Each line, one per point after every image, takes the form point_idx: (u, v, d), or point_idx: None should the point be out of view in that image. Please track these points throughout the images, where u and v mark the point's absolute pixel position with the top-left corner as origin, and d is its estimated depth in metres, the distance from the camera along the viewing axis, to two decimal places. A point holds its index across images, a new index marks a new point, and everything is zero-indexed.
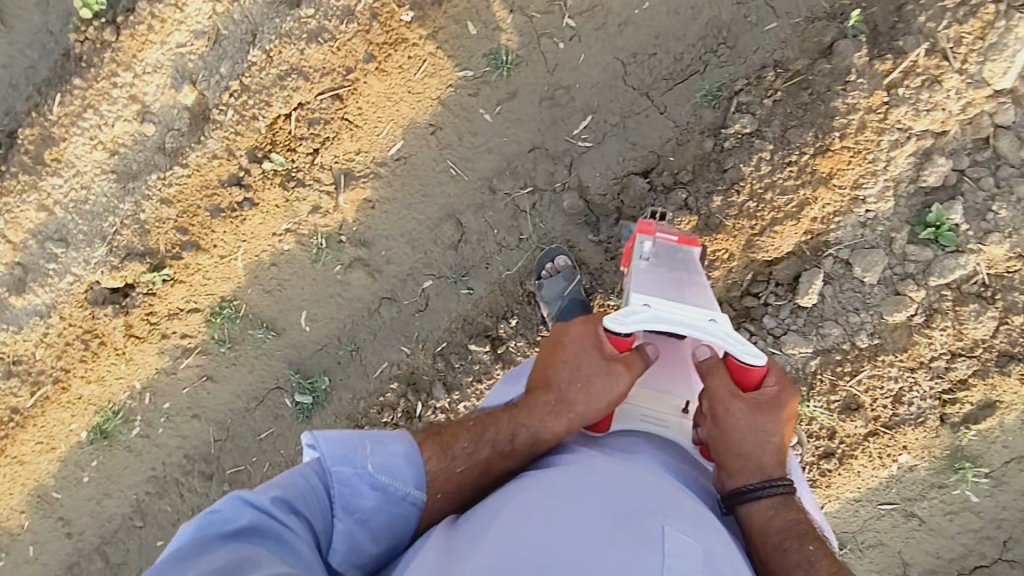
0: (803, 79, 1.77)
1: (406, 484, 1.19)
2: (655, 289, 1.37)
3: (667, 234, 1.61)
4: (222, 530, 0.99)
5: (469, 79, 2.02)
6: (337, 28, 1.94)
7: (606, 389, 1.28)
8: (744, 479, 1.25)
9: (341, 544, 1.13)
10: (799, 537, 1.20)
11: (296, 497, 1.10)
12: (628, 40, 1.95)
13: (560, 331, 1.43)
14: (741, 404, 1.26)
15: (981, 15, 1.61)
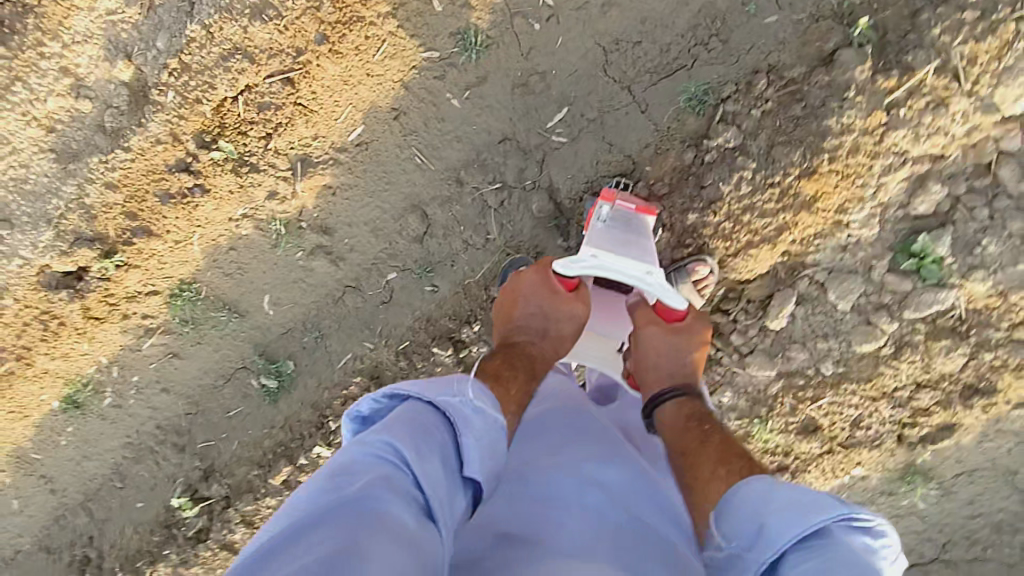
0: (798, 89, 1.61)
1: (495, 410, 1.12)
2: (607, 240, 1.53)
3: (625, 203, 1.64)
4: (338, 494, 0.89)
5: (435, 60, 1.84)
6: (282, 3, 1.79)
7: (573, 323, 1.56)
8: (659, 387, 1.51)
9: (471, 462, 1.04)
10: (699, 416, 1.42)
11: (410, 425, 1.01)
12: (612, 23, 1.75)
13: (514, 285, 1.61)
14: (655, 327, 1.55)
15: (1001, 34, 1.44)
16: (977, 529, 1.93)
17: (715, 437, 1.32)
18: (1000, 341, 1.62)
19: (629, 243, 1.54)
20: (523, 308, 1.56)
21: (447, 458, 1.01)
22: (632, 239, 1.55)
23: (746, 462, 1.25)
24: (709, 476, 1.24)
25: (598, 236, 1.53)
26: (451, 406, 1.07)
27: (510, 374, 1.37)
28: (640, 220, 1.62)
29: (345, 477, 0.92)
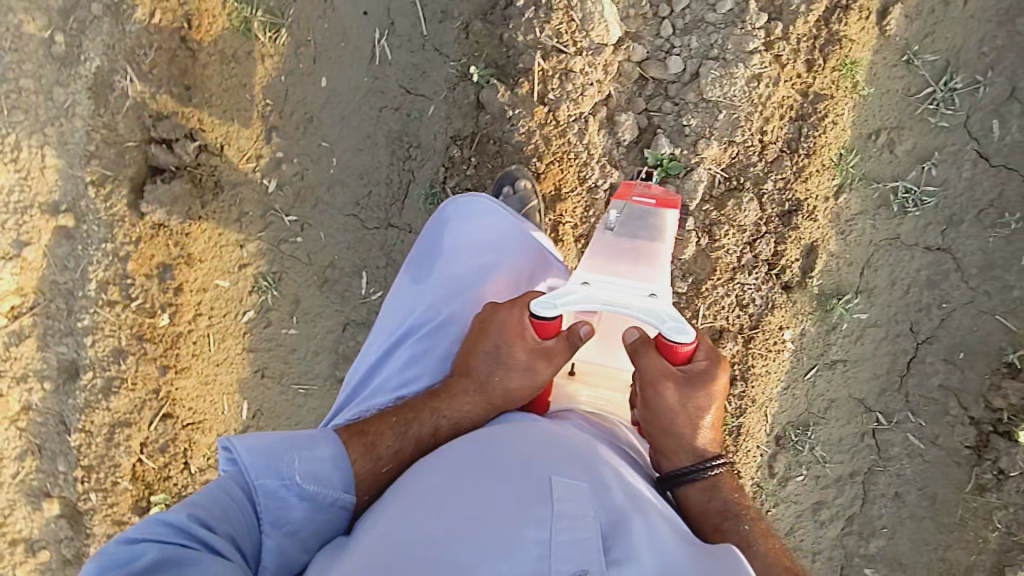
0: (482, 135, 1.88)
1: (333, 487, 1.21)
2: (606, 268, 1.38)
3: (642, 198, 1.56)
4: (130, 567, 1.00)
5: (256, 315, 2.14)
6: (118, 370, 2.03)
7: (525, 381, 1.30)
8: (679, 459, 1.32)
9: (273, 559, 1.17)
10: (735, 516, 1.27)
11: (213, 514, 1.12)
12: (343, 195, 2.10)
13: (487, 313, 1.39)
14: (672, 381, 1.29)
15: (558, 5, 1.74)
16: (921, 297, 2.00)
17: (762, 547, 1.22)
18: (766, 170, 1.83)
19: (628, 271, 1.37)
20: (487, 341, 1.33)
21: (243, 551, 1.14)
22: (637, 250, 1.45)
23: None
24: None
25: (599, 249, 1.45)
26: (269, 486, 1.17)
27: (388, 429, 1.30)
28: (658, 218, 1.54)
29: (141, 547, 1.03)
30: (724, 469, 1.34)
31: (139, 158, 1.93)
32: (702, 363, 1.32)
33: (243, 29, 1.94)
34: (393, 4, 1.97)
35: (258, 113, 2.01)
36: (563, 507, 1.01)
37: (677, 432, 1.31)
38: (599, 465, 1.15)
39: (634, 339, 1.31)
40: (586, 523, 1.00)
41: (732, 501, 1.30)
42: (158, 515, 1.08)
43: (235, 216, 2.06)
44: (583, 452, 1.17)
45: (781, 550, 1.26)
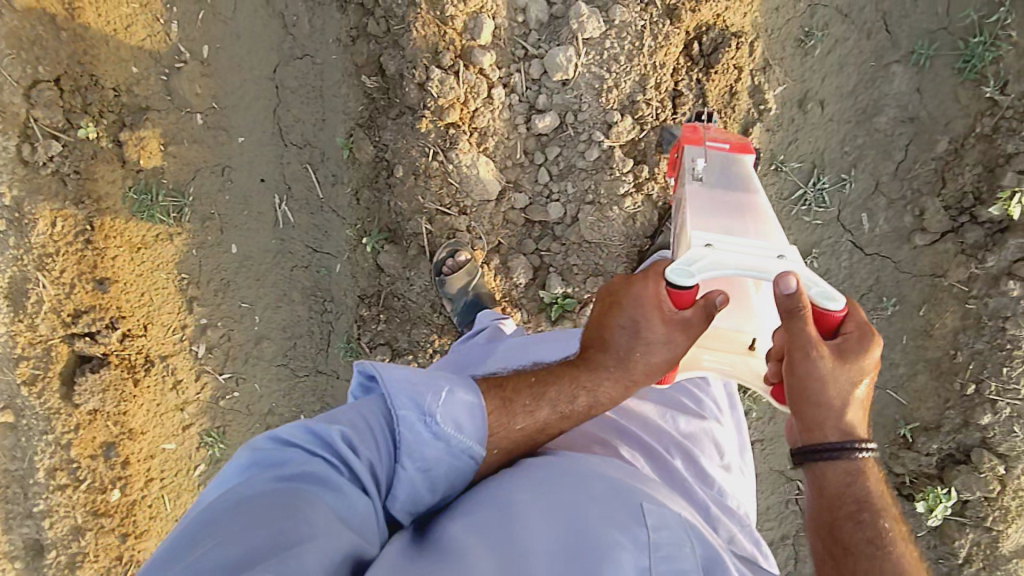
0: (387, 292, 1.98)
1: (466, 436, 1.18)
2: (720, 223, 1.45)
3: (717, 143, 1.65)
4: (278, 469, 1.07)
5: (207, 467, 2.25)
6: (79, 545, 2.15)
7: (665, 353, 1.31)
8: (822, 436, 1.18)
9: (402, 492, 1.16)
10: (871, 510, 1.15)
11: (359, 439, 1.13)
12: (271, 348, 2.21)
13: (618, 288, 1.36)
14: (825, 347, 1.14)
15: (434, 175, 1.83)
16: None
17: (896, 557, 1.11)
18: None
19: (737, 218, 1.49)
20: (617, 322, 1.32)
21: (380, 479, 1.14)
22: (733, 199, 1.57)
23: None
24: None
25: (699, 199, 1.55)
26: (409, 425, 1.15)
27: (531, 408, 1.29)
28: (739, 164, 1.64)
29: (289, 452, 1.09)
30: (872, 456, 1.18)
31: (66, 351, 2.02)
32: (853, 333, 1.19)
33: (146, 216, 2.01)
34: (287, 170, 2.06)
35: (175, 288, 2.10)
36: (657, 536, 1.06)
37: (823, 403, 1.16)
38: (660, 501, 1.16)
39: (793, 292, 1.11)
40: (683, 553, 1.05)
41: (875, 492, 1.17)
42: (305, 422, 1.15)
43: (170, 384, 2.16)
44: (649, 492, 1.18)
45: (915, 559, 1.14)
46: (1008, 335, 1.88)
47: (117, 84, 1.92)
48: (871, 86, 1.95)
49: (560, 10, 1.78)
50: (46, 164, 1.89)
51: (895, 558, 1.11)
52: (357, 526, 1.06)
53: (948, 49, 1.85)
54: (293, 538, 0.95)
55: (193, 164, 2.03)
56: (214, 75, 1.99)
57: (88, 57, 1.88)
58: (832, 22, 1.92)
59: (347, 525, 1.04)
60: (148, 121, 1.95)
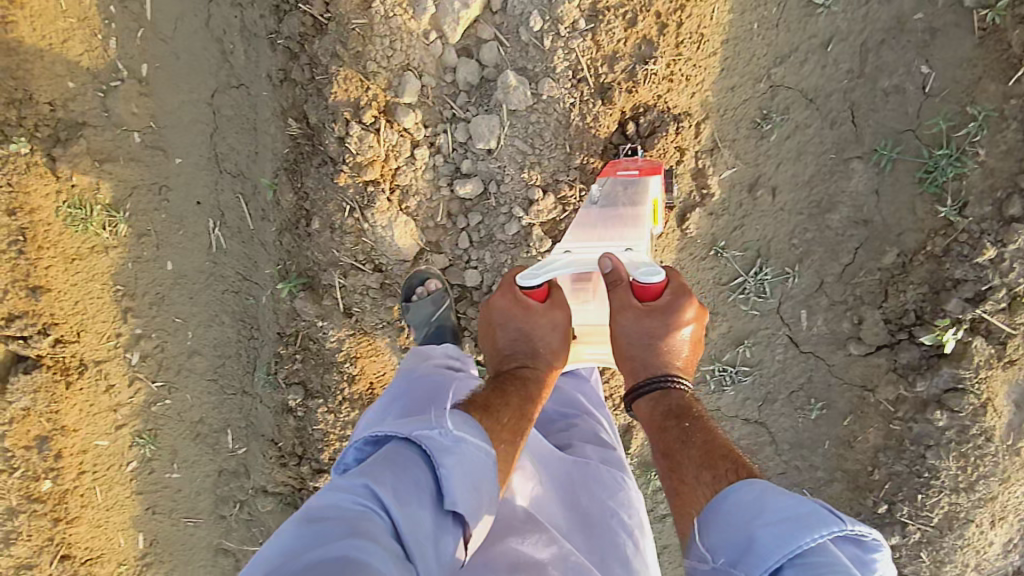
0: (303, 335, 1.98)
1: (477, 441, 1.06)
2: (591, 232, 1.48)
3: (627, 171, 1.60)
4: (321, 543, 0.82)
5: (139, 464, 2.35)
6: (13, 524, 2.28)
7: (557, 334, 1.37)
8: (637, 380, 1.35)
9: (456, 501, 0.98)
10: (677, 416, 1.26)
11: (391, 476, 0.95)
12: (202, 363, 2.25)
13: (486, 312, 1.44)
14: (630, 312, 1.30)
15: (350, 230, 1.81)
16: None
17: (698, 439, 1.20)
18: None
19: (614, 231, 1.48)
20: (502, 334, 1.38)
21: (430, 507, 0.95)
22: (621, 216, 1.51)
23: (734, 466, 1.12)
24: (693, 482, 1.14)
25: (583, 219, 1.53)
26: (428, 438, 1.02)
27: (500, 401, 1.24)
28: (642, 185, 1.56)
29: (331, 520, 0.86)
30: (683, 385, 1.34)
31: (4, 350, 2.12)
32: (668, 296, 1.31)
33: (79, 229, 2.03)
34: (221, 197, 2.05)
35: (111, 299, 2.14)
36: None
37: (638, 354, 1.33)
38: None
39: (609, 269, 1.32)
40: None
41: (683, 404, 1.30)
42: (328, 493, 0.93)
43: (104, 388, 2.23)
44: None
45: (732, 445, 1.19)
46: (927, 463, 1.80)
47: (52, 99, 1.91)
48: (828, 179, 1.80)
49: (491, 74, 1.69)
50: None
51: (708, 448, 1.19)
52: None
53: (912, 153, 1.72)
54: None
55: (130, 183, 2.03)
56: (152, 95, 1.97)
57: (21, 71, 1.87)
58: (793, 107, 1.77)
59: None
60: (81, 138, 1.95)
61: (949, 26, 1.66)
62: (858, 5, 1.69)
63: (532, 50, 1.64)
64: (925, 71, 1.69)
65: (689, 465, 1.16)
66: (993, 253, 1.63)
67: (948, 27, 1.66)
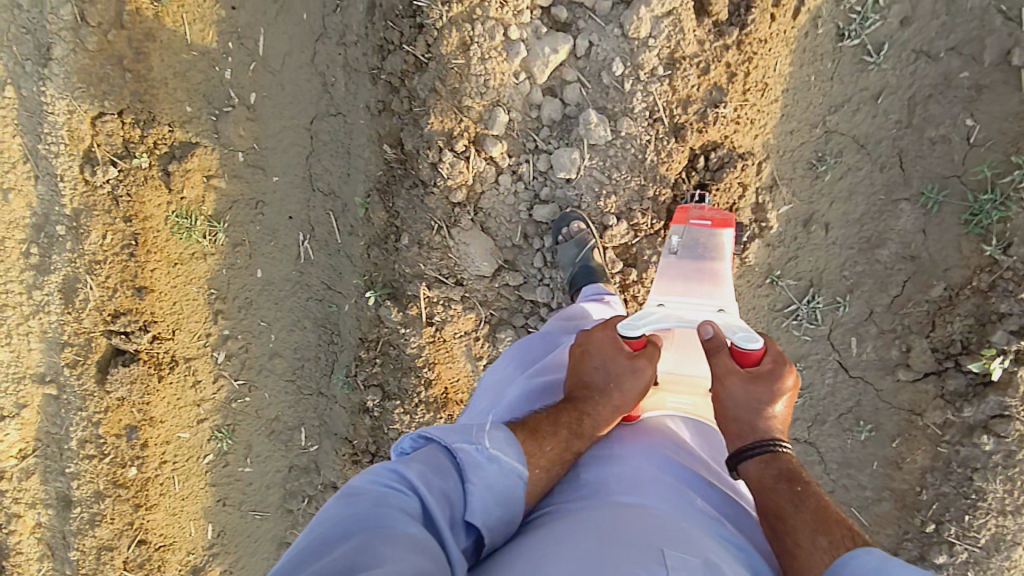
0: (384, 341, 2.18)
1: (514, 461, 1.19)
2: (676, 287, 1.58)
3: (701, 220, 1.68)
4: (348, 514, 1.01)
5: (215, 457, 2.50)
6: (99, 508, 2.46)
7: (638, 383, 1.39)
8: (743, 442, 1.35)
9: (476, 505, 1.13)
10: (789, 481, 1.27)
11: (419, 473, 1.11)
12: (282, 364, 2.43)
13: (583, 339, 1.50)
14: (739, 376, 1.36)
15: (437, 247, 1.99)
16: None
17: (811, 503, 1.23)
18: None
19: (700, 285, 1.58)
20: (591, 362, 1.42)
21: (451, 503, 1.11)
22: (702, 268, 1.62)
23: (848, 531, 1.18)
24: (810, 547, 1.16)
25: (667, 270, 1.63)
26: (465, 449, 1.18)
27: (549, 429, 1.30)
28: (717, 238, 1.65)
29: (364, 494, 1.05)
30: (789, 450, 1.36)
31: (104, 343, 2.29)
32: (769, 364, 1.38)
33: (183, 236, 2.23)
34: (313, 213, 2.24)
35: (205, 300, 2.32)
36: None
37: (742, 421, 1.36)
38: (704, 539, 1.09)
39: (710, 335, 1.38)
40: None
41: (789, 470, 1.30)
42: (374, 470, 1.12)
43: (190, 382, 2.39)
44: (687, 527, 1.11)
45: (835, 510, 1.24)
46: (973, 485, 1.91)
47: (171, 120, 2.12)
48: (877, 219, 1.95)
49: (573, 111, 1.87)
50: (102, 186, 2.13)
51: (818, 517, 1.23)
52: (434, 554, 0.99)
53: (959, 197, 1.86)
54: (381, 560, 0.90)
55: (231, 197, 2.23)
56: (258, 120, 2.18)
57: (148, 95, 2.09)
58: (847, 151, 1.93)
59: (423, 551, 0.98)
60: (195, 155, 2.15)
61: (996, 83, 1.80)
62: (909, 62, 1.85)
63: (612, 92, 1.83)
64: (972, 123, 1.83)
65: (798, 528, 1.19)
66: None
67: (994, 84, 1.80)
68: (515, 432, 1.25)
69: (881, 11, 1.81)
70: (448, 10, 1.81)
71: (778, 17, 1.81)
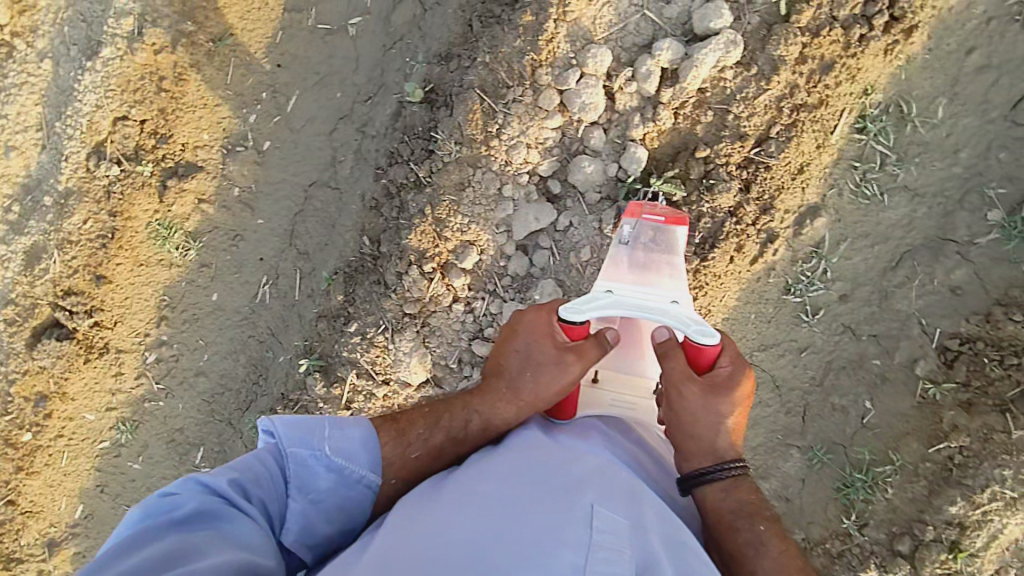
0: (301, 404, 2.28)
1: (357, 465, 1.40)
2: (626, 276, 1.59)
3: (654, 215, 1.72)
4: (172, 514, 1.18)
5: (109, 445, 2.54)
6: None
7: (555, 380, 1.51)
8: (697, 460, 1.50)
9: (295, 523, 1.34)
10: (749, 515, 1.45)
11: (250, 481, 1.31)
12: (204, 384, 2.50)
13: (516, 320, 1.66)
14: (694, 386, 1.50)
15: (376, 343, 2.13)
16: None
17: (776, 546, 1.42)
18: None
19: (654, 277, 1.59)
20: (516, 347, 1.58)
21: (271, 514, 1.32)
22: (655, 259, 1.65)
23: None
24: None
25: (617, 259, 1.65)
26: (299, 454, 1.36)
27: (427, 432, 1.52)
28: (669, 234, 1.70)
29: (180, 500, 1.20)
30: (739, 470, 1.51)
31: (47, 313, 2.37)
32: (723, 369, 1.54)
33: (157, 242, 2.34)
34: (282, 263, 2.37)
35: (155, 305, 2.42)
36: (601, 538, 1.18)
37: (697, 436, 1.51)
38: (644, 503, 1.31)
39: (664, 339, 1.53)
40: (622, 557, 1.16)
41: (746, 499, 1.47)
42: (195, 475, 1.27)
43: (113, 372, 2.47)
44: (632, 484, 1.35)
45: (792, 551, 1.44)
46: None
47: (186, 141, 2.26)
48: (769, 454, 2.11)
49: (536, 272, 2.04)
50: (101, 178, 2.25)
51: (771, 555, 1.41)
52: (260, 549, 1.22)
53: (838, 464, 2.05)
54: (193, 564, 1.10)
55: (214, 223, 2.36)
56: (264, 165, 2.31)
57: (173, 115, 2.22)
58: (761, 385, 2.10)
59: (251, 547, 1.20)
60: (195, 178, 2.29)
61: (898, 379, 1.99)
62: (836, 331, 2.04)
63: (573, 270, 2.00)
64: (868, 405, 2.02)
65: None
66: (873, 572, 1.98)
67: (897, 380, 1.99)
68: (383, 431, 1.49)
69: (826, 282, 2.01)
70: (459, 150, 1.97)
71: (737, 261, 1.98)
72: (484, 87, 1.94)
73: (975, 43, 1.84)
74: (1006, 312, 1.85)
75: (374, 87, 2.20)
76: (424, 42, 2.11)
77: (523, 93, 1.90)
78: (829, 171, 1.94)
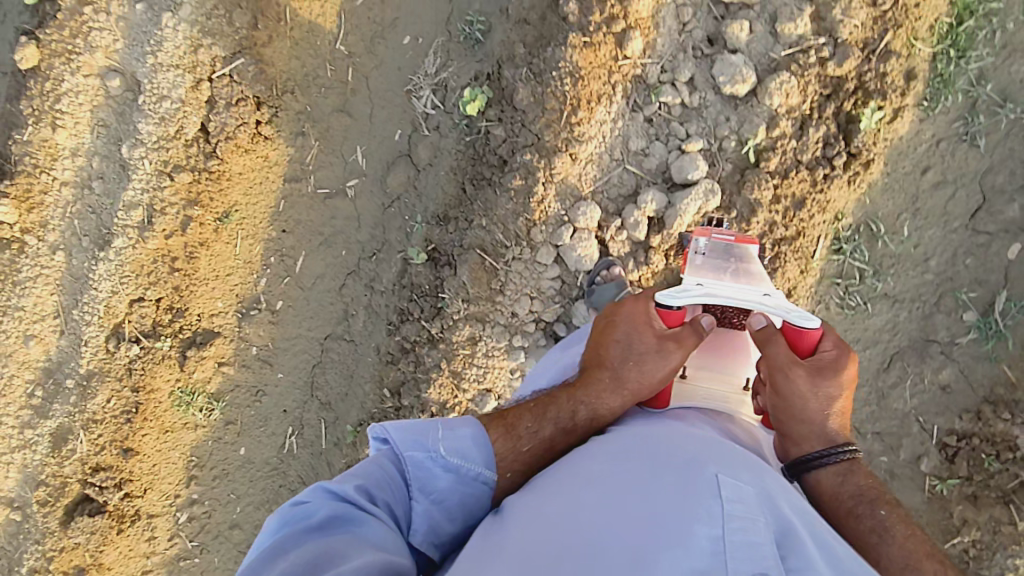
0: None
1: (473, 462, 1.36)
2: (711, 274, 1.53)
3: (723, 235, 1.69)
4: (307, 521, 1.16)
5: None
6: None
7: (657, 368, 1.46)
8: (809, 446, 1.46)
9: (421, 524, 1.30)
10: (869, 501, 1.43)
11: (373, 485, 1.27)
12: (238, 537, 2.52)
13: (613, 312, 1.59)
14: (802, 372, 1.41)
15: None
16: None
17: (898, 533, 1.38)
18: None
19: (740, 274, 1.53)
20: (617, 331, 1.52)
21: (398, 517, 1.29)
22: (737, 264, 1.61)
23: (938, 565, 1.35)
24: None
25: (700, 263, 1.61)
26: (416, 458, 1.33)
27: (534, 424, 1.47)
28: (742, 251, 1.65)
29: (312, 506, 1.18)
30: (849, 454, 1.47)
31: (78, 489, 2.41)
32: (830, 353, 1.44)
33: (181, 408, 2.40)
34: (305, 413, 2.44)
35: (183, 466, 2.46)
36: (733, 508, 1.13)
37: (806, 421, 1.45)
38: (763, 475, 1.26)
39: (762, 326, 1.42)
40: (757, 525, 1.11)
41: (864, 484, 1.45)
42: (322, 483, 1.24)
43: (147, 535, 2.49)
44: (745, 456, 1.31)
45: (919, 539, 1.40)
46: None
47: (203, 311, 2.34)
48: None
49: None
50: (121, 357, 2.33)
51: (897, 541, 1.38)
52: (394, 550, 1.18)
53: None
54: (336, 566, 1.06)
55: (236, 382, 2.42)
56: (278, 323, 2.39)
57: (187, 290, 2.31)
58: None
59: (386, 549, 1.16)
60: (215, 342, 2.36)
61: (906, 475, 2.09)
62: None
63: None
64: None
65: (890, 562, 1.36)
66: None
67: (905, 476, 2.09)
68: (491, 428, 1.44)
69: None
70: (467, 307, 2.08)
71: None
72: (484, 247, 2.07)
73: (929, 163, 1.99)
74: (995, 410, 1.99)
75: (377, 244, 2.30)
76: (421, 201, 2.24)
77: (521, 251, 2.04)
78: (813, 290, 2.07)
